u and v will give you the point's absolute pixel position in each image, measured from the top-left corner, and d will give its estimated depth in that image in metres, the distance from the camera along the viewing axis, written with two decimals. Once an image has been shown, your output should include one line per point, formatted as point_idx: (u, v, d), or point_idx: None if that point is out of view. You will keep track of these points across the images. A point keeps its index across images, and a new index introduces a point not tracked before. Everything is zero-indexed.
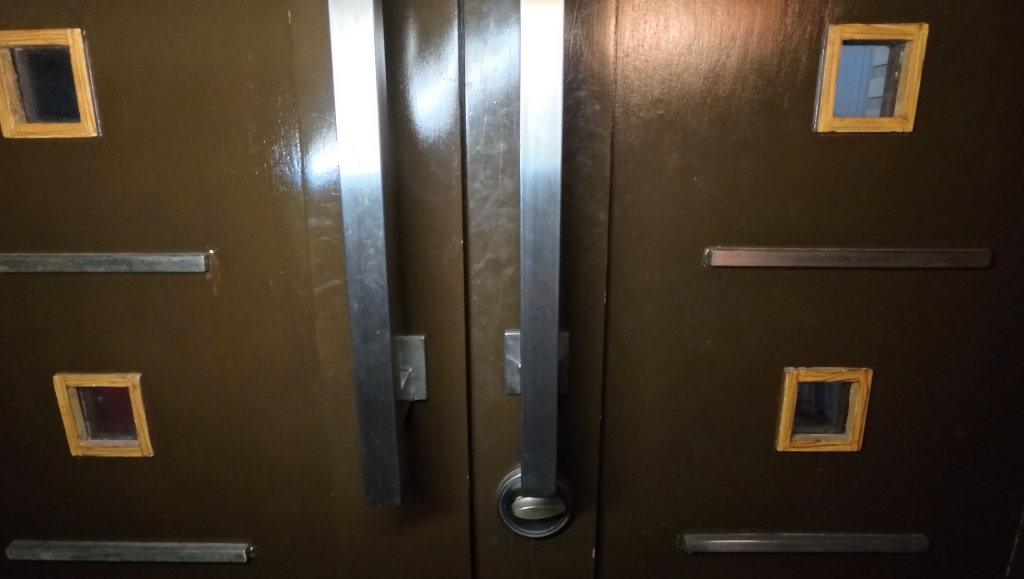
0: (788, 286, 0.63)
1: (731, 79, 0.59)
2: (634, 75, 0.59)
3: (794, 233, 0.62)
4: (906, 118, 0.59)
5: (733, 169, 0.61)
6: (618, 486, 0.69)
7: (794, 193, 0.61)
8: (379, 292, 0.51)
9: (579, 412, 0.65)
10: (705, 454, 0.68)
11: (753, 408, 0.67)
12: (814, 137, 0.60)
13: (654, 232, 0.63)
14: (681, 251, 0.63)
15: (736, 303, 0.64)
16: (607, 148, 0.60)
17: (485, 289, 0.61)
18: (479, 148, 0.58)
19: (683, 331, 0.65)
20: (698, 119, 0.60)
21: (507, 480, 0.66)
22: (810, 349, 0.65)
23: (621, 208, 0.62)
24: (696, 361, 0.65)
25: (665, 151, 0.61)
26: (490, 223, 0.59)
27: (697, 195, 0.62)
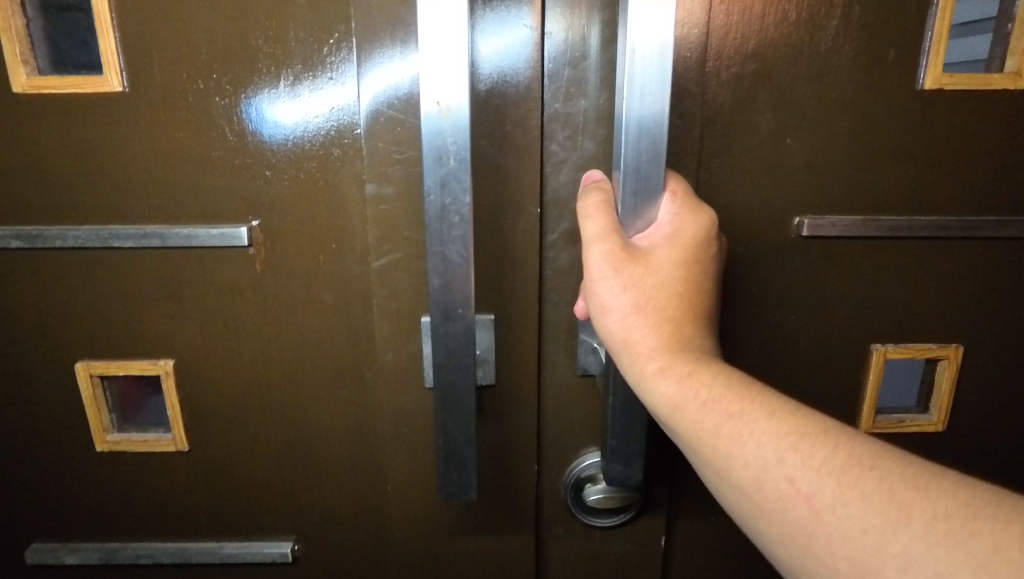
0: (882, 257, 0.59)
1: (833, 30, 0.54)
2: (727, 26, 0.53)
3: (890, 200, 0.58)
4: (1019, 74, 0.54)
5: (830, 130, 0.56)
6: (691, 472, 0.65)
7: (893, 158, 0.56)
8: (462, 266, 0.45)
9: None
10: None
11: (836, 387, 0.63)
12: (918, 97, 0.55)
13: (741, 200, 0.57)
14: (771, 221, 0.58)
15: (825, 276, 0.59)
16: (698, 107, 0.54)
17: (558, 263, 0.56)
18: (558, 105, 0.52)
19: (766, 305, 0.60)
20: (795, 75, 0.55)
21: (575, 467, 0.61)
22: (899, 324, 0.61)
23: (708, 174, 0.57)
24: (780, 337, 0.61)
25: (758, 111, 0.55)
26: (567, 189, 0.54)
27: (789, 159, 0.56)
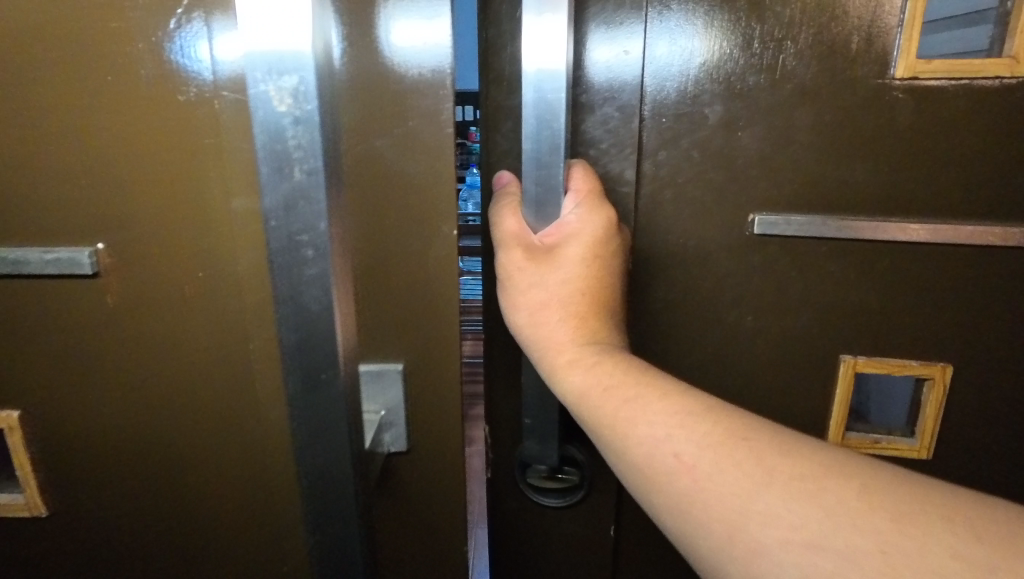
0: (849, 258, 0.55)
1: (788, 16, 0.51)
2: (672, 18, 0.53)
3: (861, 199, 0.53)
4: (1017, 59, 0.48)
5: (786, 122, 0.53)
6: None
7: (860, 151, 0.52)
8: (323, 315, 0.31)
9: None
10: None
11: (799, 393, 0.60)
12: (890, 85, 0.51)
13: (690, 193, 0.56)
14: (722, 216, 0.56)
15: (784, 277, 0.57)
16: (639, 100, 0.55)
17: None
18: (503, 98, 0.57)
19: (720, 303, 0.59)
20: (744, 66, 0.53)
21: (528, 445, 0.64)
22: (872, 332, 0.57)
23: (654, 166, 0.56)
24: (736, 337, 0.59)
25: (706, 103, 0.54)
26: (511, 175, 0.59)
27: (740, 153, 0.54)
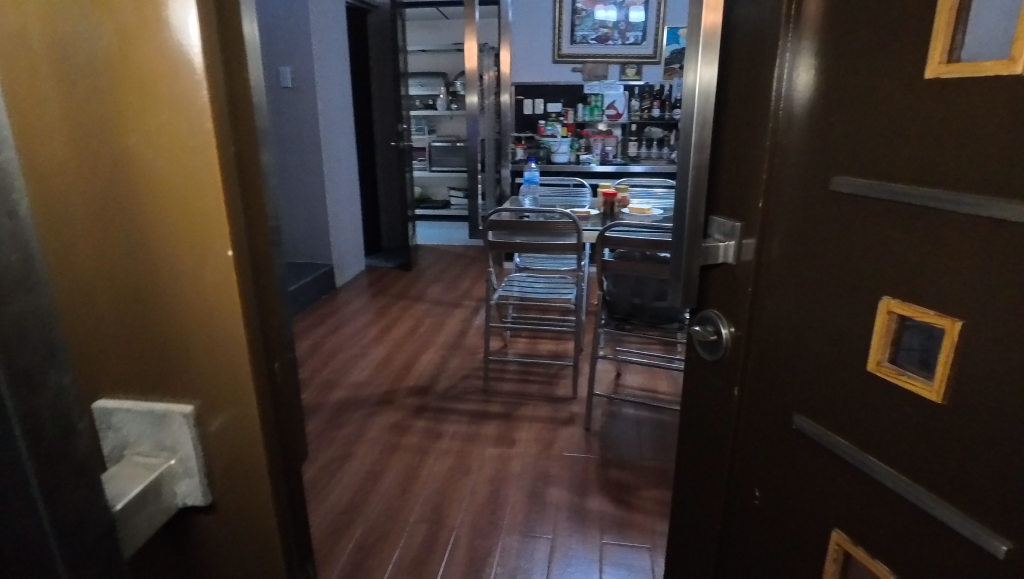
0: (892, 219, 0.79)
1: (859, 36, 0.80)
2: (807, 55, 0.88)
3: (898, 172, 0.77)
4: (1013, 61, 0.65)
5: (857, 114, 0.81)
6: (758, 343, 1.04)
7: (903, 133, 0.76)
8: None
9: (740, 275, 1.05)
10: (816, 339, 0.92)
11: (853, 316, 0.86)
12: (921, 81, 0.74)
13: (797, 157, 0.91)
14: (810, 175, 0.89)
15: (850, 225, 0.84)
16: (785, 107, 0.93)
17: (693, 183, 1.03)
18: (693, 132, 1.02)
19: (809, 240, 0.91)
20: (841, 72, 0.83)
21: (712, 311, 1.12)
22: (907, 287, 0.78)
23: (784, 144, 0.94)
24: (818, 269, 0.90)
25: (812, 100, 0.87)
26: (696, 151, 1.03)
27: (829, 132, 0.86)
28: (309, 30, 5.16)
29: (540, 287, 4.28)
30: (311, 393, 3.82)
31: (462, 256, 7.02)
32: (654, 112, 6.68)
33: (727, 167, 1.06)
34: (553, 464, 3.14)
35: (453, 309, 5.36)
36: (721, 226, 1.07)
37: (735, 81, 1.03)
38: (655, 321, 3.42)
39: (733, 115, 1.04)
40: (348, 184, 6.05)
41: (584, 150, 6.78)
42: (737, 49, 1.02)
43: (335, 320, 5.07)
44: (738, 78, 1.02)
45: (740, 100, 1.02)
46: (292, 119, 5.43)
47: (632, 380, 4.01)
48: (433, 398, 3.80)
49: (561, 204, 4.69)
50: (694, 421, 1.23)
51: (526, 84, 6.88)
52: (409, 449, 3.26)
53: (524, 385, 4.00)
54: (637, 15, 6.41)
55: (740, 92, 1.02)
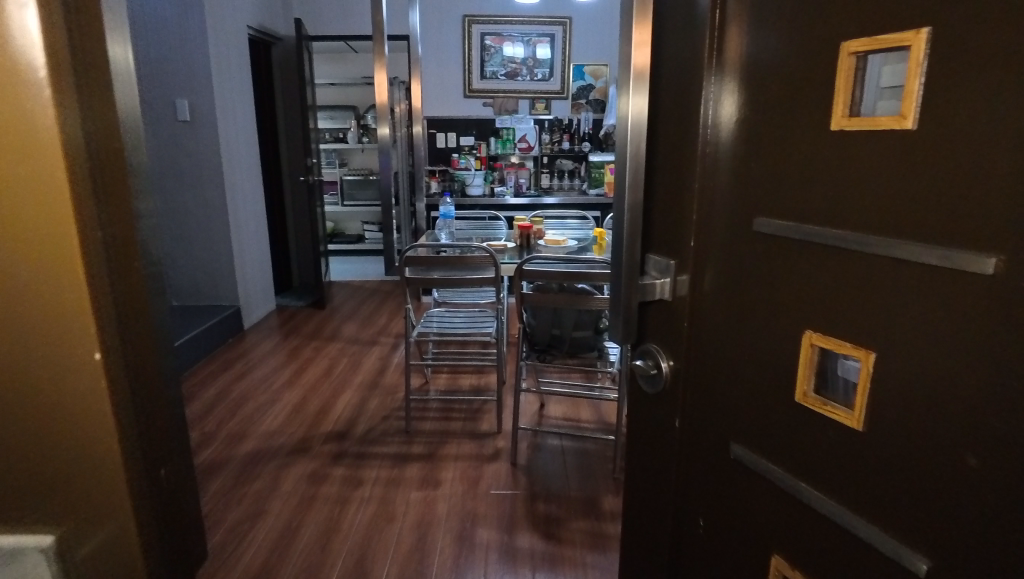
0: (811, 257, 0.83)
1: (774, 88, 0.85)
2: (730, 98, 0.92)
3: (814, 213, 0.82)
4: (905, 116, 0.72)
5: (776, 158, 0.86)
6: (691, 376, 1.05)
7: (816, 178, 0.81)
8: None
9: (676, 311, 1.05)
10: (747, 372, 0.95)
11: (781, 349, 0.89)
12: (829, 132, 0.79)
13: (722, 197, 0.95)
14: (734, 214, 0.93)
15: (773, 263, 0.88)
16: (711, 148, 0.96)
17: (629, 221, 1.05)
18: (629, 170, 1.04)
19: (737, 276, 0.94)
20: (761, 119, 0.88)
21: (650, 348, 1.09)
22: (826, 320, 0.83)
23: (709, 184, 0.97)
24: (747, 305, 0.93)
25: (736, 144, 0.92)
26: (631, 188, 1.04)
27: (751, 174, 0.90)
28: (207, 62, 4.92)
29: (460, 322, 4.24)
30: (217, 447, 3.53)
31: (378, 291, 6.85)
32: (563, 144, 6.88)
33: (660, 203, 1.07)
34: (480, 503, 3.07)
35: (370, 346, 5.20)
36: (656, 263, 1.07)
37: (663, 120, 1.05)
38: (574, 350, 3.47)
39: (663, 152, 1.05)
40: (253, 221, 5.77)
41: (498, 181, 6.88)
42: (664, 89, 1.04)
43: (242, 365, 4.77)
44: (666, 117, 1.04)
45: (668, 138, 1.04)
46: (190, 154, 5.12)
47: (555, 410, 4.02)
48: (352, 442, 3.63)
49: (477, 236, 4.70)
50: (631, 461, 1.21)
51: (438, 118, 6.91)
52: (328, 500, 3.07)
53: (447, 422, 3.91)
54: (544, 51, 6.77)
55: (667, 131, 1.04)
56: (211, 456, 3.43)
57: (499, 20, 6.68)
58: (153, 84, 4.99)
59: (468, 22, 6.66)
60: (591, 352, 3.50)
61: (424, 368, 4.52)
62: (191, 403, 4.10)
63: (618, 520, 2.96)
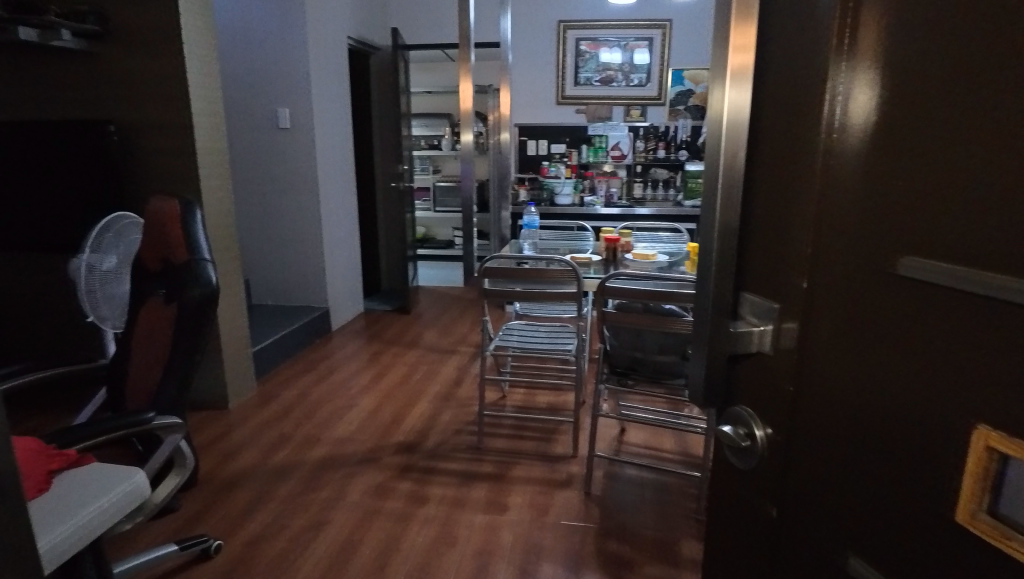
0: (991, 321, 0.56)
1: (940, 70, 0.59)
2: (867, 87, 0.66)
3: (1000, 255, 0.55)
4: None
5: (941, 170, 0.59)
6: (796, 458, 0.78)
7: (1007, 201, 0.54)
8: None
9: (777, 370, 0.79)
10: (879, 468, 0.68)
11: (935, 447, 0.62)
12: None
13: (848, 224, 0.68)
14: (868, 247, 0.67)
15: (928, 322, 0.62)
16: (834, 157, 0.70)
17: (720, 250, 0.84)
18: (721, 188, 0.82)
19: (869, 334, 0.68)
20: (916, 116, 0.61)
21: (738, 409, 0.85)
22: (1014, 417, 0.55)
23: (828, 204, 0.70)
24: (883, 376, 0.67)
25: (875, 149, 0.65)
26: (725, 211, 0.82)
27: (897, 194, 0.63)
28: (306, 72, 5.09)
29: (539, 337, 4.05)
30: (292, 449, 3.58)
31: (461, 299, 6.84)
32: (658, 153, 6.57)
33: (756, 229, 0.81)
34: (546, 534, 2.87)
35: (450, 355, 5.15)
36: (752, 305, 0.82)
37: (765, 121, 0.79)
38: (658, 376, 3.17)
39: (764, 163, 0.79)
40: (345, 226, 5.90)
41: (588, 190, 6.68)
42: (768, 80, 0.78)
43: (325, 367, 4.86)
44: (770, 116, 0.78)
45: (772, 146, 0.78)
46: (288, 161, 5.31)
47: (635, 437, 3.74)
48: (420, 456, 3.55)
49: (561, 248, 4.52)
50: (711, 549, 0.95)
51: (529, 126, 6.79)
52: (391, 515, 3.00)
53: (519, 441, 3.74)
54: (641, 56, 6.48)
55: (771, 136, 0.78)
56: (285, 459, 3.48)
57: (596, 24, 6.44)
58: (257, 94, 5.24)
59: (563, 28, 6.48)
60: (675, 378, 3.15)
61: (501, 382, 4.39)
62: (273, 402, 4.21)
63: (698, 570, 2.65)
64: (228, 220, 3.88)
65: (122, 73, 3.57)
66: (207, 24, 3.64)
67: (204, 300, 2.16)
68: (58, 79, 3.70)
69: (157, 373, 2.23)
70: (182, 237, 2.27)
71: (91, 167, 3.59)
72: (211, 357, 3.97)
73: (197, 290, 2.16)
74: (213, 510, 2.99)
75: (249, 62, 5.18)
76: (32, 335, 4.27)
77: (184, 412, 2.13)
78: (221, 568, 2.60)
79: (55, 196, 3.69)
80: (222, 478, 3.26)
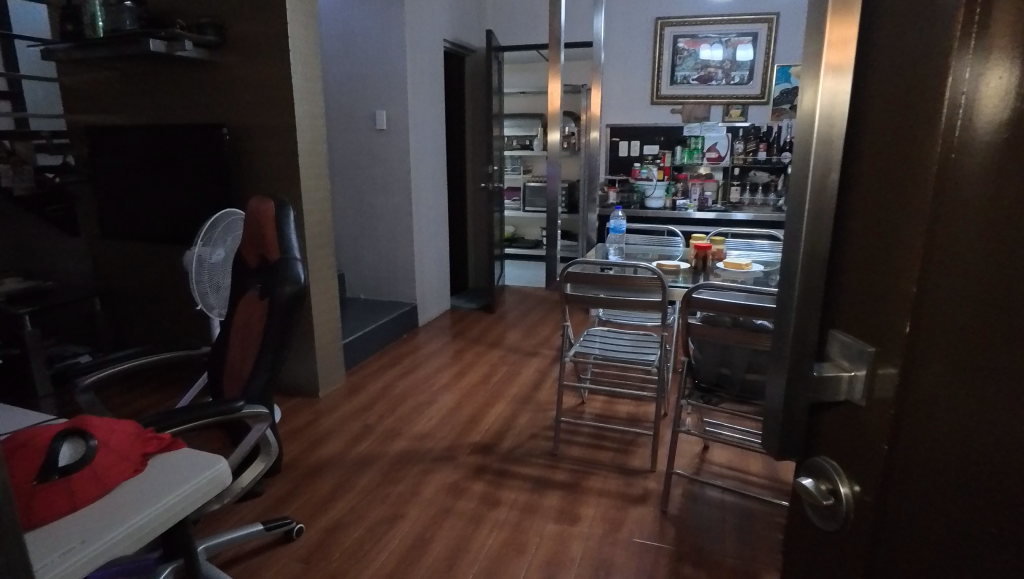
0: None
1: None
2: (999, 99, 0.53)
3: None
4: None
5: None
6: (886, 527, 0.68)
7: None
8: None
9: (869, 422, 0.69)
10: (991, 555, 0.57)
11: None
12: None
13: (965, 264, 0.57)
14: (991, 294, 0.55)
15: None
16: (951, 182, 0.58)
17: (805, 282, 0.71)
18: (807, 211, 0.69)
19: (987, 397, 0.56)
20: None
21: (822, 460, 0.75)
22: None
23: (941, 238, 0.59)
24: (1001, 450, 0.55)
25: (1006, 176, 0.53)
26: (813, 236, 0.70)
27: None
28: (403, 75, 5.25)
29: (622, 345, 3.92)
30: (373, 441, 3.70)
31: (546, 300, 6.81)
32: (759, 155, 6.19)
33: (851, 259, 0.70)
34: (617, 552, 2.77)
35: (531, 357, 5.13)
36: (841, 345, 0.71)
37: (866, 134, 0.66)
38: (746, 396, 2.98)
39: (863, 184, 0.67)
40: (435, 224, 6.04)
41: (680, 194, 6.45)
42: (870, 86, 0.65)
43: (410, 362, 5.00)
44: (872, 129, 0.66)
45: (874, 164, 0.66)
46: (384, 161, 5.51)
47: (719, 456, 3.56)
48: (496, 458, 3.55)
49: (648, 254, 4.37)
50: None
51: (621, 126, 6.63)
52: (463, 515, 3.02)
53: (596, 451, 3.65)
54: (744, 53, 6.15)
55: (874, 152, 0.66)
56: (366, 450, 3.60)
57: (696, 21, 6.19)
58: (358, 97, 5.48)
59: (660, 25, 6.24)
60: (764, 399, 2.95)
61: (580, 388, 4.31)
62: (359, 393, 4.37)
63: None
64: (324, 218, 4.08)
65: (236, 80, 3.85)
66: (312, 32, 3.83)
67: (292, 298, 2.26)
68: (183, 85, 4.05)
69: (249, 364, 2.36)
70: (276, 236, 2.40)
71: (207, 167, 3.90)
72: (304, 347, 4.19)
73: (287, 287, 2.26)
74: (297, 494, 3.15)
75: (351, 67, 5.43)
76: (155, 319, 4.71)
77: (271, 402, 2.24)
78: (301, 552, 2.73)
79: (176, 193, 4.04)
80: (308, 464, 3.43)
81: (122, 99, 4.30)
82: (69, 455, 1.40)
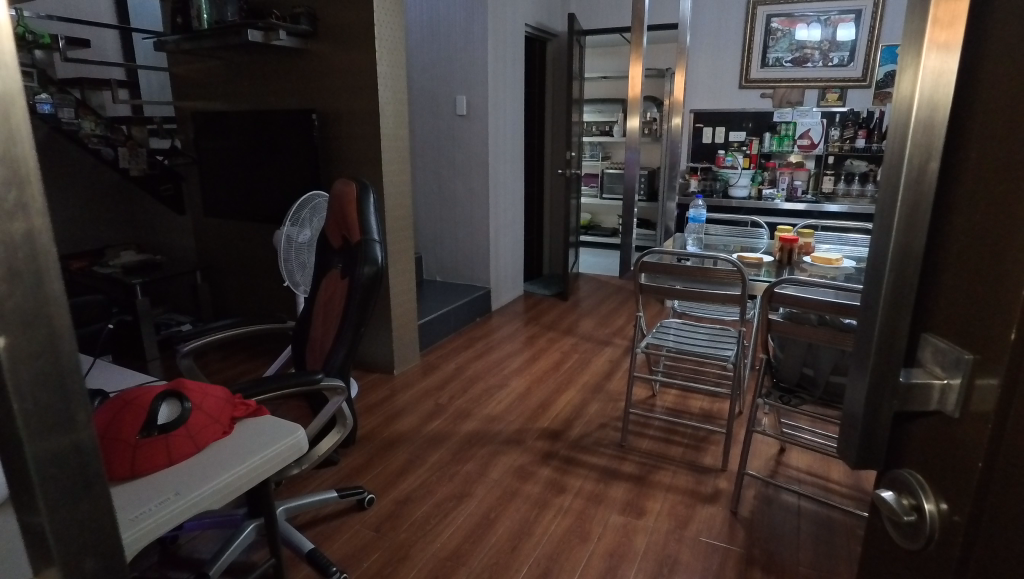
0: None
1: None
2: None
3: None
4: None
5: None
6: (981, 550, 0.62)
7: None
8: None
9: (964, 436, 0.63)
10: None
11: None
12: None
13: None
14: None
15: None
16: None
17: (896, 286, 0.64)
18: (901, 204, 0.62)
19: None
20: None
21: (907, 474, 0.69)
22: None
23: None
24: None
25: None
26: (907, 232, 0.62)
27: None
28: (484, 60, 5.28)
29: (697, 338, 3.80)
30: (445, 420, 3.81)
31: (621, 289, 6.70)
32: (858, 143, 5.76)
33: (952, 258, 0.64)
34: (683, 549, 2.71)
35: (603, 346, 5.08)
36: (935, 351, 0.65)
37: (977, 121, 0.60)
38: (830, 398, 2.81)
39: (969, 175, 0.61)
40: (512, 209, 6.08)
41: (768, 183, 6.15)
42: (984, 64, 0.59)
43: (483, 345, 5.09)
44: (983, 113, 0.59)
45: (987, 153, 0.59)
46: (463, 147, 5.59)
47: (797, 460, 3.40)
48: (564, 444, 3.56)
49: (730, 245, 4.20)
50: None
51: (707, 112, 6.35)
52: (529, 499, 3.05)
53: (667, 445, 3.57)
54: (845, 31, 5.74)
55: (985, 139, 0.59)
56: (437, 429, 3.70)
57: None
58: (440, 83, 5.56)
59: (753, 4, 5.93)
60: None
61: (653, 381, 4.23)
62: (433, 373, 4.49)
63: None
64: (405, 201, 4.19)
65: (326, 67, 4.01)
66: (397, 19, 3.91)
67: (372, 278, 2.35)
68: (278, 74, 4.27)
69: (330, 340, 2.48)
70: (357, 218, 2.49)
71: (298, 151, 4.11)
72: (383, 326, 4.35)
73: (367, 268, 2.35)
74: (371, 466, 3.29)
75: (434, 53, 5.51)
76: (248, 293, 5.04)
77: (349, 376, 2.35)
78: (372, 520, 2.86)
79: (270, 176, 4.28)
80: (383, 438, 3.58)
81: (223, 87, 4.59)
82: (167, 415, 1.54)
